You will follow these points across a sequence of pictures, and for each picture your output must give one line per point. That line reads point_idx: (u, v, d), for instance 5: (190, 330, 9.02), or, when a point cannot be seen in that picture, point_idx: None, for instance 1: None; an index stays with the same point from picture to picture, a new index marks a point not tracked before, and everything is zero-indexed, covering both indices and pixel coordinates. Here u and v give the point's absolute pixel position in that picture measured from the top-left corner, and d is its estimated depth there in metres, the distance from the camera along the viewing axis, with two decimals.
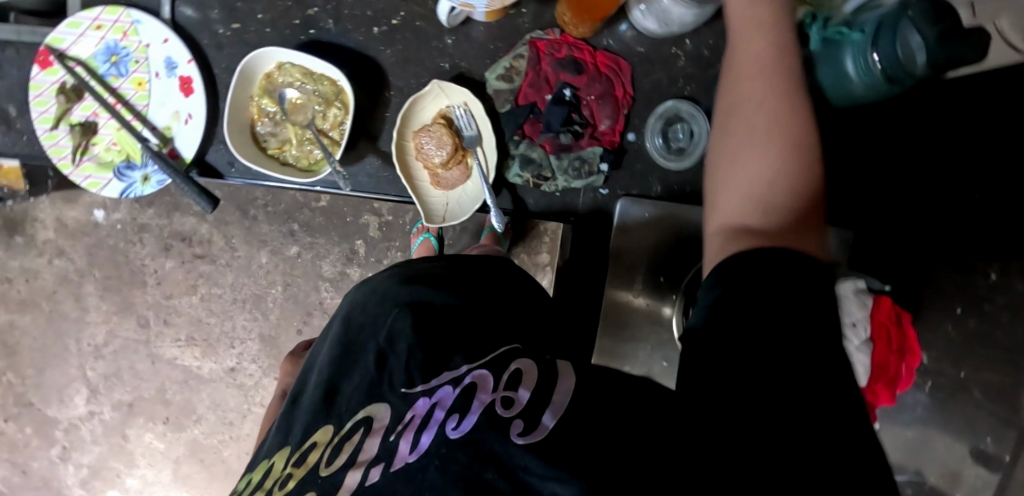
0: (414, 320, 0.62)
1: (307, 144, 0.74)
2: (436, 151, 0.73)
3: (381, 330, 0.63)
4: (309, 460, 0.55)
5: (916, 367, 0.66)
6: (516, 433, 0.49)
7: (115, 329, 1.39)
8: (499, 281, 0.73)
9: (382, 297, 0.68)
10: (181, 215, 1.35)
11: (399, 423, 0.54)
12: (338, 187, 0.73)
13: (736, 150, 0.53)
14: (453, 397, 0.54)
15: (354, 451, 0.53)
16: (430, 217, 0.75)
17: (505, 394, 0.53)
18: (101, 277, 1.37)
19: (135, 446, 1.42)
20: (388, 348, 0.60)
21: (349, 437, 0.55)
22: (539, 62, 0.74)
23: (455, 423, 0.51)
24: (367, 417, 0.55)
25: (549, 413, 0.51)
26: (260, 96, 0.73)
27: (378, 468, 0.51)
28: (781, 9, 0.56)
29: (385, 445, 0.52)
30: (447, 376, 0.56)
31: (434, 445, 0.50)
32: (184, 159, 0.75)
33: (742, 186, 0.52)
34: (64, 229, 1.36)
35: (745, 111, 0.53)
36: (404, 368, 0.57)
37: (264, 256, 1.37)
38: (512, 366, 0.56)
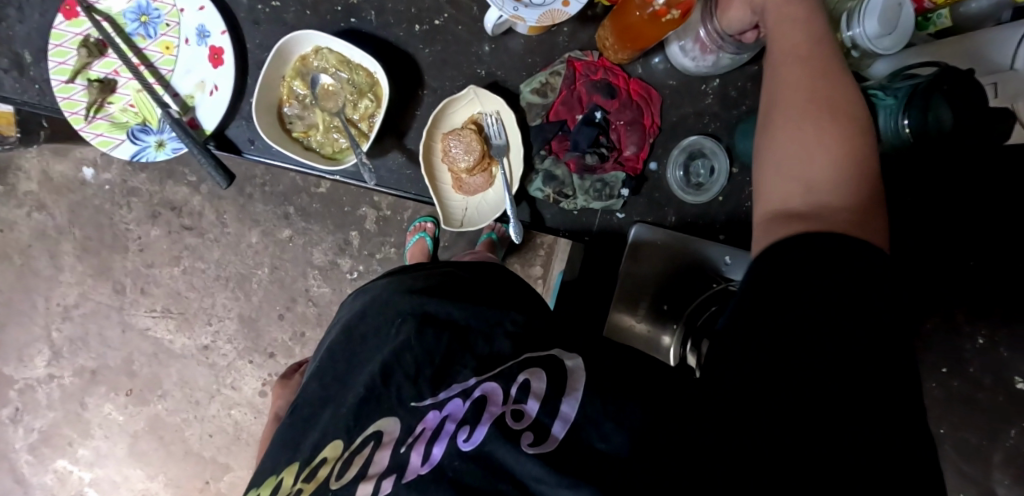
0: (422, 325, 0.61)
1: (334, 131, 0.73)
2: (463, 155, 0.72)
3: (388, 338, 0.62)
4: (320, 475, 0.53)
5: None
6: (527, 443, 0.50)
7: (88, 292, 1.35)
8: (495, 286, 0.70)
9: (383, 306, 0.66)
10: (173, 184, 1.32)
11: (410, 434, 0.53)
12: (362, 179, 0.73)
13: (776, 150, 0.56)
14: (465, 409, 0.53)
15: (364, 465, 0.52)
16: (449, 220, 0.75)
17: (514, 407, 0.53)
18: (81, 237, 1.33)
19: (93, 416, 1.37)
20: (393, 360, 0.59)
21: (359, 450, 0.54)
22: (575, 81, 0.74)
23: (466, 434, 0.51)
24: (377, 431, 0.54)
25: (559, 422, 0.51)
26: (291, 78, 0.72)
27: (390, 479, 0.50)
28: (817, 33, 0.59)
29: (396, 457, 0.52)
30: (456, 388, 0.56)
31: (446, 456, 0.50)
32: (204, 130, 0.73)
33: (785, 171, 0.55)
34: (48, 183, 1.31)
35: (785, 105, 0.57)
36: (415, 382, 0.57)
37: (254, 236, 1.35)
38: (521, 377, 0.55)
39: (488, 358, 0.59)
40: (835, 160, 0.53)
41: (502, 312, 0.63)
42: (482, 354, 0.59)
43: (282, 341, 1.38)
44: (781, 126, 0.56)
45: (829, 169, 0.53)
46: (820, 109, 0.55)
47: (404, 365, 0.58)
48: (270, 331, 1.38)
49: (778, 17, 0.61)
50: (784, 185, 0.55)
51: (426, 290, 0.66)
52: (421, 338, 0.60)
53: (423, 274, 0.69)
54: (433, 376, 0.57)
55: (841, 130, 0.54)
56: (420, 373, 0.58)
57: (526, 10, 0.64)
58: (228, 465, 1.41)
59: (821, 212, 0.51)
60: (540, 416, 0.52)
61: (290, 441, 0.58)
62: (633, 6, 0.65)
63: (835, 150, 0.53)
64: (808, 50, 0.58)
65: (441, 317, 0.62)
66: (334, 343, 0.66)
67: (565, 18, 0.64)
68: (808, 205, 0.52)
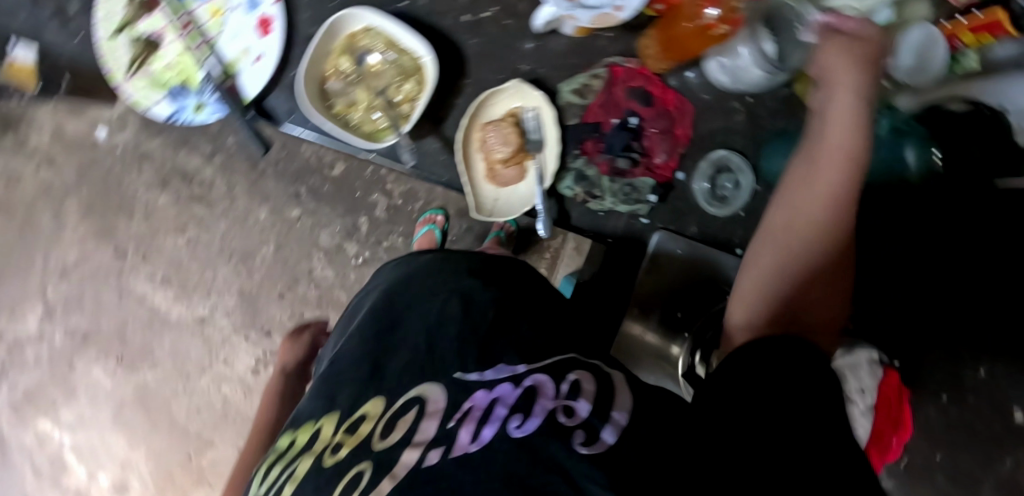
0: (466, 306, 0.61)
1: (374, 110, 0.73)
2: (501, 146, 0.73)
3: (429, 310, 0.62)
4: (360, 431, 0.53)
5: (905, 439, 0.70)
6: (579, 442, 0.46)
7: (89, 253, 1.34)
8: (522, 285, 0.68)
9: (429, 276, 0.67)
10: (188, 151, 1.30)
11: (457, 411, 0.51)
12: (402, 161, 0.76)
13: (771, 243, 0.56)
14: (515, 396, 0.51)
15: (409, 431, 0.51)
16: (479, 207, 0.76)
17: (564, 403, 0.50)
18: (87, 197, 1.32)
19: (79, 379, 1.37)
20: (437, 332, 0.59)
21: (401, 416, 0.52)
22: (613, 86, 0.76)
23: (519, 422, 0.49)
24: (419, 396, 0.53)
25: (610, 429, 0.47)
26: (338, 54, 0.73)
27: (438, 451, 0.48)
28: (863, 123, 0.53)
29: (443, 431, 0.50)
30: (506, 372, 0.54)
31: (497, 438, 0.48)
32: (244, 98, 0.74)
33: (778, 262, 0.55)
34: (59, 139, 1.31)
35: (795, 197, 0.55)
36: (461, 351, 0.56)
37: (263, 213, 1.35)
38: (571, 377, 0.53)
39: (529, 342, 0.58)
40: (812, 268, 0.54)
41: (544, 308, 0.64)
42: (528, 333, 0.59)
43: (279, 320, 1.37)
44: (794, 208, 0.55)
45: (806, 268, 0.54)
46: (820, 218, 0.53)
47: (449, 337, 0.58)
48: (269, 309, 1.37)
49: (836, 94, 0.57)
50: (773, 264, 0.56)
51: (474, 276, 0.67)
52: (469, 312, 0.60)
53: (467, 260, 0.69)
54: (478, 350, 0.56)
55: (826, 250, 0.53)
56: (462, 347, 0.56)
57: (580, 10, 0.66)
58: (212, 442, 1.39)
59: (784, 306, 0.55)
60: (592, 418, 0.49)
61: (326, 393, 0.59)
62: (684, 17, 0.69)
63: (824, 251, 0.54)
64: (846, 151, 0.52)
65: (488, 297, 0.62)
66: (376, 307, 0.66)
67: (616, 22, 0.66)
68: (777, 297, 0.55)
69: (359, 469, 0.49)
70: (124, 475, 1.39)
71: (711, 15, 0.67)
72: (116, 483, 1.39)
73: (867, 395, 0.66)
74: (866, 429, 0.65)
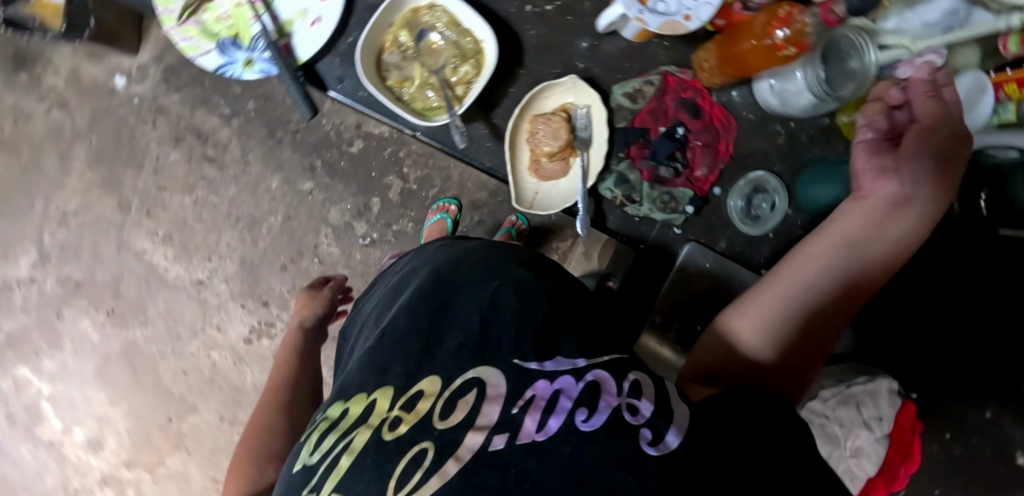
0: (518, 296, 0.67)
1: (428, 88, 0.73)
2: (548, 140, 0.75)
3: (482, 293, 0.68)
4: (419, 408, 0.59)
5: (911, 472, 0.76)
6: (647, 443, 0.51)
7: (92, 202, 1.31)
8: (568, 283, 0.72)
9: (482, 260, 0.73)
10: (205, 112, 1.28)
11: (519, 398, 0.57)
12: (455, 145, 0.75)
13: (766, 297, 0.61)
14: (578, 390, 0.57)
15: (470, 414, 0.57)
16: (519, 199, 0.78)
17: (628, 401, 0.55)
18: (97, 144, 1.29)
19: (66, 329, 1.33)
20: (492, 317, 0.65)
21: (461, 396, 0.59)
22: (664, 95, 0.77)
23: (585, 416, 0.54)
24: (478, 378, 0.60)
25: (674, 432, 0.52)
26: (398, 28, 0.72)
27: (503, 437, 0.54)
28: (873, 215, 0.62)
29: (508, 416, 0.56)
30: (566, 365, 0.59)
31: (563, 429, 0.53)
32: (298, 59, 0.72)
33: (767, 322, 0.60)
34: (76, 83, 1.28)
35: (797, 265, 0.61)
36: (516, 340, 0.62)
37: (274, 182, 1.32)
38: (631, 375, 0.58)
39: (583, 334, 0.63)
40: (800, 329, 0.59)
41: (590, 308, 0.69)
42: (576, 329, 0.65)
43: (278, 291, 1.34)
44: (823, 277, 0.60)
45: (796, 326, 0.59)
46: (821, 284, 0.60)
47: (501, 322, 0.64)
48: (269, 280, 1.34)
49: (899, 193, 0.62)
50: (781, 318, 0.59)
51: (524, 266, 0.73)
52: (521, 301, 0.66)
53: (516, 252, 0.75)
54: (536, 341, 0.62)
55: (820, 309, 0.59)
56: (517, 334, 0.62)
57: (650, 15, 0.66)
58: (195, 407, 1.36)
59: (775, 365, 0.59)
60: (654, 419, 0.53)
61: (376, 365, 0.66)
62: (751, 34, 0.68)
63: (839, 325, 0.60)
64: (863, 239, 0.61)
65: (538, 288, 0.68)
66: (428, 284, 0.72)
67: (683, 31, 0.67)
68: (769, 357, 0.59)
69: (422, 447, 0.56)
70: (100, 433, 1.37)
71: (780, 36, 0.65)
72: (91, 438, 1.37)
73: (884, 423, 0.74)
74: (879, 456, 0.75)
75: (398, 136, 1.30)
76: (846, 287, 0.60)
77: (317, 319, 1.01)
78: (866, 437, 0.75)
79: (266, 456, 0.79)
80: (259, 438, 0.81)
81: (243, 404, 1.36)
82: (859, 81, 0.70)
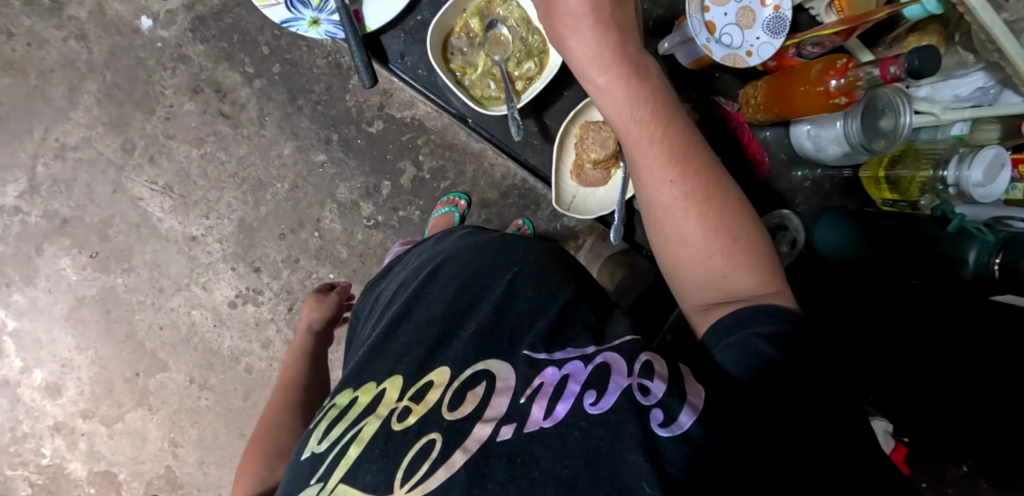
0: (529, 287, 0.70)
1: (490, 77, 0.77)
2: (597, 148, 0.78)
3: (496, 286, 0.70)
4: (429, 399, 0.61)
5: None
6: (658, 424, 0.53)
7: (94, 139, 1.27)
8: (583, 279, 0.75)
9: (497, 252, 0.76)
10: (228, 68, 1.27)
11: (528, 387, 0.59)
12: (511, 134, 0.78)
13: (664, 247, 0.62)
14: (586, 373, 0.59)
15: (480, 404, 0.59)
16: (559, 200, 0.81)
17: (639, 381, 0.56)
18: (110, 81, 1.26)
19: (44, 265, 1.28)
20: (506, 306, 0.68)
21: (471, 386, 0.61)
22: None
23: (594, 399, 0.56)
24: (488, 370, 0.61)
25: (687, 411, 0.54)
26: (471, 15, 0.76)
27: (511, 427, 0.56)
28: (618, 88, 0.61)
29: (517, 406, 0.58)
30: (575, 352, 0.61)
31: (570, 415, 0.56)
32: (366, 26, 0.73)
33: (681, 266, 0.61)
34: (99, 17, 1.24)
35: (646, 192, 0.62)
36: (532, 332, 0.64)
37: (287, 148, 1.30)
38: (642, 356, 0.59)
39: (597, 331, 0.65)
40: (696, 237, 0.59)
41: (604, 303, 0.72)
42: (588, 323, 0.66)
43: (273, 260, 1.31)
44: (650, 183, 0.60)
45: (695, 238, 0.60)
46: (666, 181, 0.60)
47: (517, 312, 0.67)
48: (265, 246, 1.31)
49: (593, 54, 0.61)
50: (676, 247, 0.61)
51: (541, 260, 0.75)
52: (538, 292, 0.69)
53: (535, 244, 0.79)
54: (546, 333, 0.64)
55: (683, 202, 0.60)
56: (533, 326, 0.65)
57: (716, 45, 0.75)
58: (165, 364, 1.32)
59: (728, 290, 0.60)
60: (667, 399, 0.54)
61: (392, 352, 0.67)
62: (806, 80, 0.75)
63: (729, 194, 0.61)
64: (627, 123, 0.61)
65: (548, 280, 0.71)
66: (446, 267, 0.75)
67: (744, 65, 0.75)
68: (711, 286, 0.60)
69: (432, 438, 0.57)
70: (60, 378, 1.31)
71: (835, 84, 0.73)
72: (50, 383, 1.31)
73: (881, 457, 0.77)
74: None
75: (420, 123, 1.30)
76: (671, 162, 0.60)
77: (324, 320, 1.07)
78: None
79: (276, 455, 0.81)
80: (269, 438, 0.84)
81: (216, 369, 1.33)
82: (890, 139, 0.74)
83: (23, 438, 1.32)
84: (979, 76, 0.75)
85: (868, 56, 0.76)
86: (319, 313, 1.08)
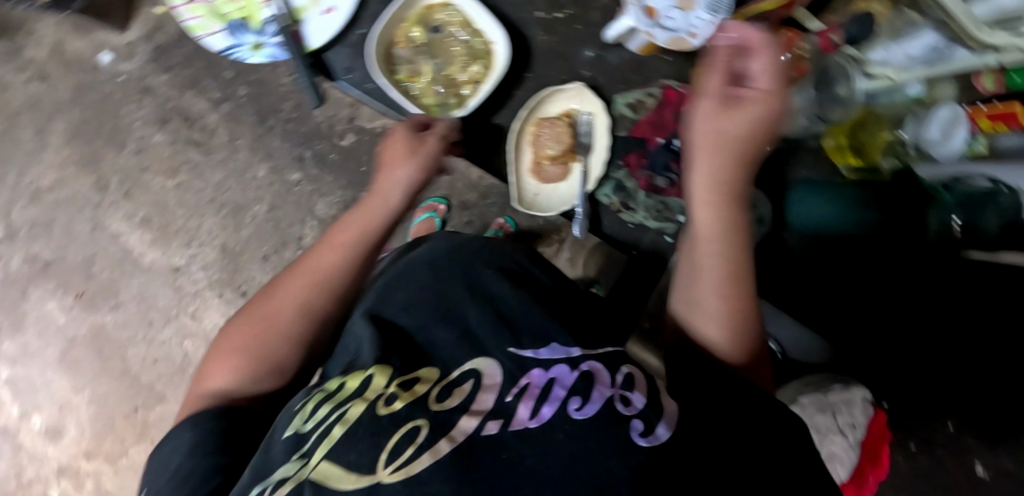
0: (513, 284, 0.66)
1: (436, 82, 0.85)
2: (551, 143, 0.87)
3: (476, 282, 0.66)
4: (416, 390, 0.57)
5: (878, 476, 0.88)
6: (638, 434, 0.52)
7: (67, 180, 1.29)
8: (554, 274, 0.73)
9: (474, 249, 0.70)
10: (194, 95, 1.27)
11: (514, 386, 0.56)
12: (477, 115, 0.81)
13: (689, 294, 0.64)
14: (572, 378, 0.56)
15: (466, 399, 0.56)
16: (522, 196, 0.91)
17: (621, 392, 0.55)
18: (78, 118, 1.28)
19: (32, 310, 1.31)
20: (490, 306, 0.63)
21: (457, 384, 0.57)
22: (664, 107, 0.86)
23: (578, 404, 0.54)
24: (475, 369, 0.58)
25: (664, 425, 0.53)
26: (411, 25, 0.85)
27: (497, 423, 0.53)
28: (732, 156, 0.62)
29: (502, 404, 0.55)
30: (560, 353, 0.59)
31: (555, 417, 0.53)
32: (309, 45, 0.86)
33: (693, 313, 0.64)
34: (58, 56, 1.27)
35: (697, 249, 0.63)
36: (514, 331, 0.61)
37: (262, 170, 1.28)
38: (624, 368, 0.58)
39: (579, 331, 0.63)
40: (717, 310, 0.62)
41: (579, 297, 0.71)
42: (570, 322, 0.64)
43: (259, 282, 1.29)
44: (701, 244, 0.63)
45: (715, 309, 0.62)
46: (727, 256, 0.62)
47: (501, 311, 0.63)
48: (249, 269, 1.29)
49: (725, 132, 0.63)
50: (691, 306, 0.64)
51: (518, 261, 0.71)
52: (521, 290, 0.65)
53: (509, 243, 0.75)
54: (528, 329, 0.62)
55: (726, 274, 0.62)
56: (518, 323, 0.62)
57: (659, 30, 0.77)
58: (163, 397, 1.30)
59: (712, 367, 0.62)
60: (648, 410, 0.54)
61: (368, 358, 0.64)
62: None
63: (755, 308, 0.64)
64: (724, 192, 0.62)
65: (541, 298, 0.66)
66: (419, 263, 0.69)
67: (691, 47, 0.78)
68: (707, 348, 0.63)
69: (416, 425, 0.53)
70: (61, 420, 1.32)
71: (782, 57, 0.75)
72: (51, 425, 1.32)
73: (857, 430, 0.85)
74: (850, 461, 0.87)
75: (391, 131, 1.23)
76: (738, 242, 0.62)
77: (413, 191, 0.76)
78: (840, 443, 0.87)
79: (267, 364, 0.67)
80: (271, 335, 0.68)
81: None
82: (847, 106, 0.80)
83: (30, 483, 1.33)
84: (931, 35, 0.73)
85: (816, 24, 0.79)
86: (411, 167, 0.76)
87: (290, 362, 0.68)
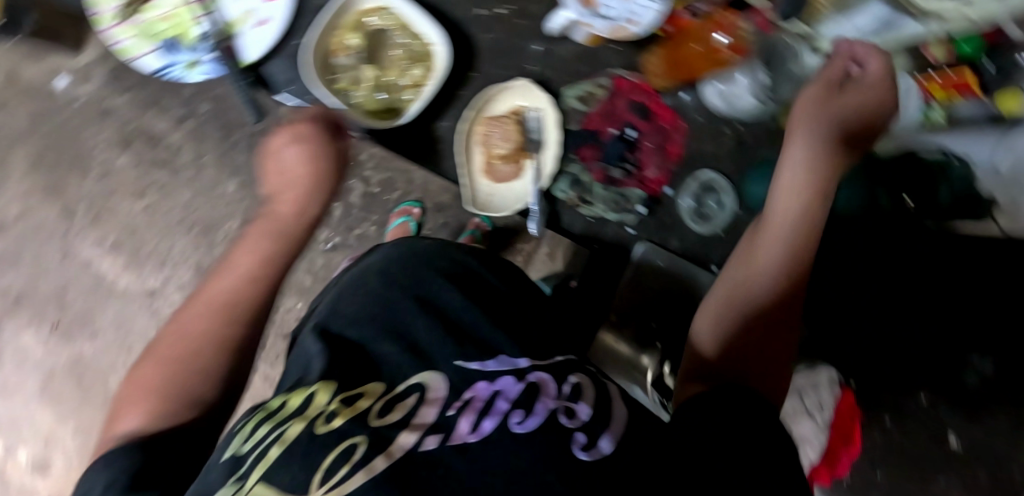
0: (463, 293, 0.66)
1: (378, 87, 0.95)
2: (501, 142, 0.92)
3: (427, 291, 0.66)
4: (358, 405, 0.55)
5: (853, 455, 0.86)
6: (579, 448, 0.51)
7: (31, 209, 1.29)
8: (510, 282, 0.72)
9: (425, 259, 0.70)
10: (155, 114, 1.25)
11: (457, 400, 0.55)
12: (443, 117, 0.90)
13: (721, 295, 0.71)
14: (517, 391, 0.56)
15: (408, 413, 0.54)
16: (474, 198, 0.95)
17: (566, 404, 0.56)
18: (38, 146, 1.28)
19: (9, 343, 1.30)
20: (443, 316, 0.64)
21: (401, 398, 0.56)
22: (615, 97, 0.94)
23: (520, 419, 0.53)
24: (421, 383, 0.57)
25: (607, 439, 0.53)
26: (347, 33, 0.95)
27: (436, 437, 0.51)
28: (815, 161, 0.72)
29: (443, 418, 0.53)
30: (508, 365, 0.59)
31: (496, 431, 0.52)
32: (242, 61, 0.98)
33: (724, 310, 0.70)
34: (15, 84, 1.28)
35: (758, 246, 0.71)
36: (463, 343, 0.61)
37: (230, 186, 1.25)
38: (572, 379, 0.59)
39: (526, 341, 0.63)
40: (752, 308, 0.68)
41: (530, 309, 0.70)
42: (519, 332, 0.64)
43: None
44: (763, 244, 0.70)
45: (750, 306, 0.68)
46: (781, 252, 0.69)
47: (451, 322, 0.63)
48: None
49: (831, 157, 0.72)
50: (726, 305, 0.70)
51: (471, 272, 0.71)
52: (473, 300, 0.66)
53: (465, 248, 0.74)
54: (477, 343, 0.61)
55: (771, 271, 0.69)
56: (470, 333, 0.62)
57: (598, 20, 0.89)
58: None
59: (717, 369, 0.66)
60: (591, 424, 0.54)
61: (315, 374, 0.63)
62: (693, 42, 0.89)
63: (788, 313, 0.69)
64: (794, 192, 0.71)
65: (491, 307, 0.66)
66: (372, 276, 0.69)
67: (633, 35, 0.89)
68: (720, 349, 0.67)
69: (353, 442, 0.50)
70: (46, 454, 1.29)
71: (723, 42, 0.88)
72: (37, 460, 1.30)
73: (824, 410, 0.84)
74: (820, 442, 0.86)
75: None
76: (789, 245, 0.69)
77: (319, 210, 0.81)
78: (809, 425, 0.86)
79: (181, 397, 0.63)
80: (184, 367, 0.65)
81: None
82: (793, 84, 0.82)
83: None
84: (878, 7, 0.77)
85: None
86: (308, 184, 0.80)
87: (207, 392, 0.64)
